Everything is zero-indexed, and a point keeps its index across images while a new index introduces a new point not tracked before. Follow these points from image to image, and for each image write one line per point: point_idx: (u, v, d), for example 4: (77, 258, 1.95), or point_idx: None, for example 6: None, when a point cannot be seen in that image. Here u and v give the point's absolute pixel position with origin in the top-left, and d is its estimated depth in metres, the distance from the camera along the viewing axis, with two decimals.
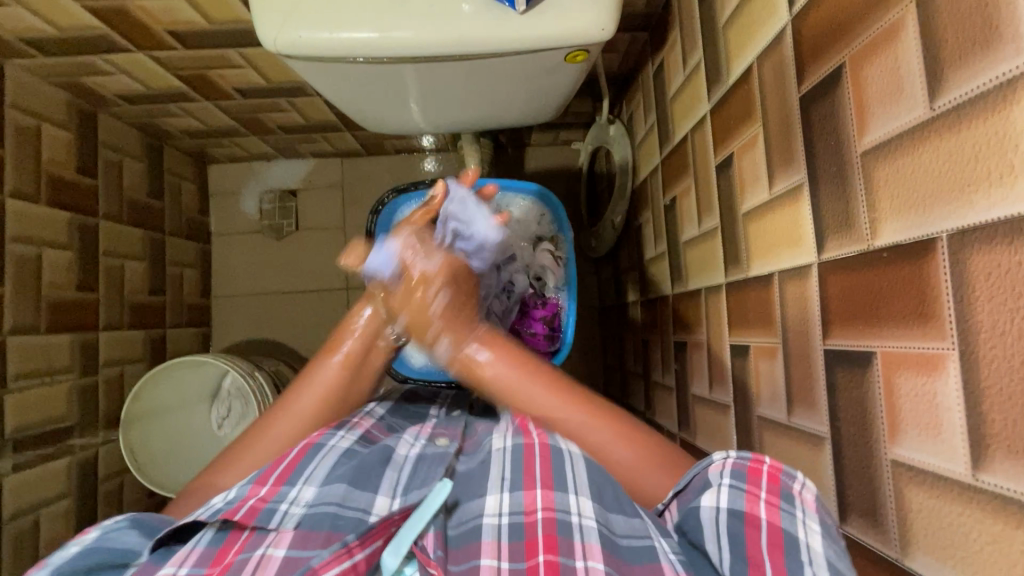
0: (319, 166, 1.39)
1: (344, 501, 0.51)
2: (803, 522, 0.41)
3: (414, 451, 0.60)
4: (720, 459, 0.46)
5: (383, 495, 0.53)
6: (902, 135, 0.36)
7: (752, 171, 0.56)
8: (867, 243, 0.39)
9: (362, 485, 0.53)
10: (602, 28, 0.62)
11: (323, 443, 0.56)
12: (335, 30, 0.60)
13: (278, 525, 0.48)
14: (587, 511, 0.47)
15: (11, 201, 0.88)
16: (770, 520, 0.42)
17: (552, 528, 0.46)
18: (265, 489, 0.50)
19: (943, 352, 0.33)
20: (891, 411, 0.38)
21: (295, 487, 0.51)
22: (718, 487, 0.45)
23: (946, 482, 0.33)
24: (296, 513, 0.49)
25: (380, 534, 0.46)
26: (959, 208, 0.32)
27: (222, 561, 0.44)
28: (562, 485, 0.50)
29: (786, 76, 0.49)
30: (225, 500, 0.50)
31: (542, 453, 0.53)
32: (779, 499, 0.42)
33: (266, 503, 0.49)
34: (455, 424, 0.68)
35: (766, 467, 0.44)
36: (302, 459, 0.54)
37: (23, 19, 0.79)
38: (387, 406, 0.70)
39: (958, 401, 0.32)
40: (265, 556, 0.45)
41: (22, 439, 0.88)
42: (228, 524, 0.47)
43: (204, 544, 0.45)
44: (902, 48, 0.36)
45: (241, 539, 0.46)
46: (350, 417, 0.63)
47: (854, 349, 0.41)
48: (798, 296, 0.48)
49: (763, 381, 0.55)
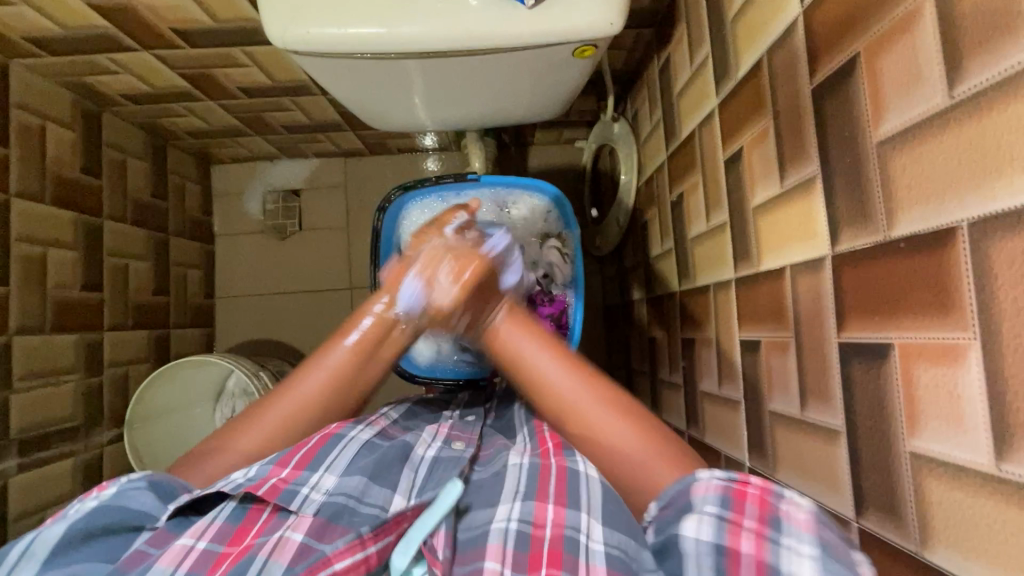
0: (322, 166, 1.39)
1: (362, 497, 0.50)
2: (792, 555, 0.38)
3: (429, 453, 0.58)
4: (704, 480, 0.44)
5: (400, 494, 0.52)
6: (921, 123, 0.36)
7: (763, 165, 0.56)
8: (884, 235, 0.39)
9: (381, 480, 0.53)
10: (611, 22, 0.62)
11: (344, 434, 0.56)
12: (343, 26, 0.60)
13: (300, 507, 0.48)
14: (596, 535, 0.45)
15: (16, 201, 0.88)
16: (755, 554, 0.39)
17: (559, 545, 0.44)
18: (286, 471, 0.51)
19: (965, 341, 0.33)
20: (909, 402, 0.38)
21: (316, 473, 0.51)
22: (702, 514, 0.42)
23: (968, 473, 0.33)
24: (317, 499, 0.49)
25: (393, 529, 0.46)
26: (979, 196, 0.32)
27: (240, 542, 0.45)
28: (574, 503, 0.48)
29: (798, 69, 0.49)
30: (247, 475, 0.50)
31: (558, 471, 0.52)
32: (766, 528, 0.40)
33: (288, 484, 0.50)
34: (470, 427, 0.66)
35: (752, 490, 0.43)
36: (323, 448, 0.54)
37: (29, 19, 0.79)
38: (402, 410, 0.70)
39: (981, 392, 0.32)
40: (283, 538, 0.45)
41: (27, 439, 0.88)
42: (250, 498, 0.49)
43: (223, 519, 0.47)
44: (919, 37, 0.36)
45: (261, 519, 0.48)
46: (366, 416, 0.63)
47: (871, 341, 0.41)
48: (811, 289, 0.48)
49: (775, 375, 0.55)
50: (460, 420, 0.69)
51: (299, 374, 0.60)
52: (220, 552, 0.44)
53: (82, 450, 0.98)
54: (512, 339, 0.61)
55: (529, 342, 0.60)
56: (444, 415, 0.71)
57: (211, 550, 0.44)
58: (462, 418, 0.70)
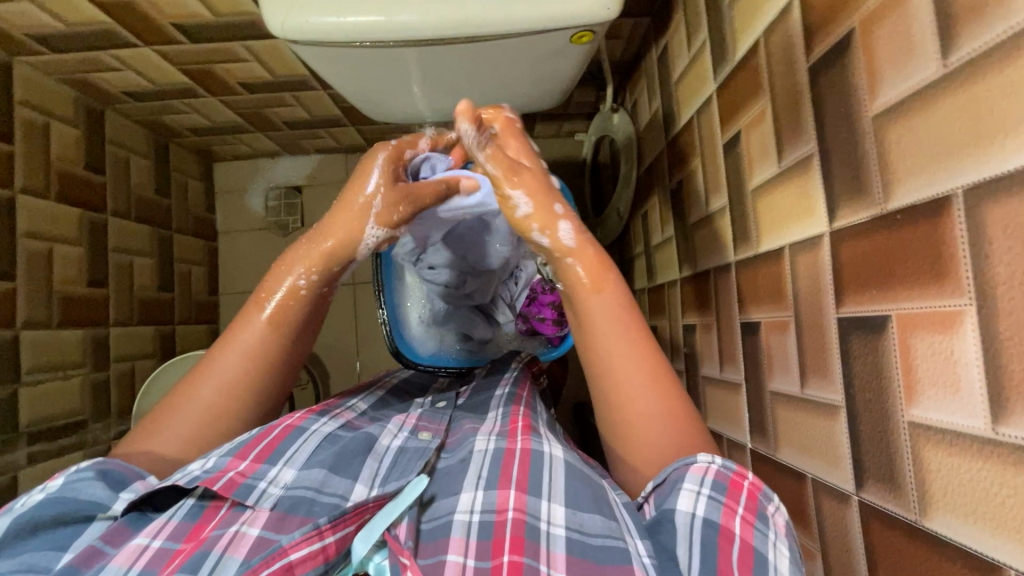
0: (323, 162, 1.40)
1: (322, 488, 0.50)
2: (774, 544, 0.42)
3: (396, 442, 0.57)
4: (704, 463, 0.46)
5: (361, 484, 0.51)
6: (914, 93, 0.36)
7: (760, 147, 0.56)
8: (880, 208, 0.39)
9: (342, 471, 0.52)
10: (608, 7, 0.62)
11: (306, 428, 0.55)
12: (342, 15, 0.61)
13: (256, 502, 0.47)
14: (557, 518, 0.47)
15: (22, 197, 0.89)
16: (744, 537, 0.42)
17: (519, 530, 0.46)
18: (245, 463, 0.49)
19: (959, 308, 0.33)
20: (906, 372, 0.38)
21: (275, 466, 0.50)
22: (697, 493, 0.44)
23: (966, 439, 0.33)
24: (275, 493, 0.48)
25: (354, 520, 0.46)
26: (972, 161, 0.32)
27: (197, 536, 0.45)
28: (537, 490, 0.49)
29: (794, 47, 0.49)
30: (203, 468, 0.48)
31: (522, 457, 0.52)
32: (755, 517, 0.43)
33: (246, 478, 0.49)
34: (438, 414, 0.66)
35: (747, 482, 0.45)
36: (286, 440, 0.53)
37: (32, 16, 0.80)
38: (370, 402, 0.68)
39: (977, 357, 0.32)
40: (239, 533, 0.45)
41: (37, 433, 0.89)
42: (207, 495, 0.48)
43: (179, 517, 0.46)
44: (912, 7, 0.36)
45: (217, 516, 0.47)
46: (329, 408, 0.62)
47: (869, 314, 0.41)
48: (810, 267, 0.48)
49: (775, 355, 0.55)
50: (430, 408, 0.68)
51: (212, 354, 0.56)
52: (175, 549, 0.43)
53: (89, 444, 0.99)
54: (599, 312, 0.55)
55: (615, 324, 0.55)
56: (415, 404, 0.70)
57: (166, 548, 0.43)
58: (433, 405, 0.69)
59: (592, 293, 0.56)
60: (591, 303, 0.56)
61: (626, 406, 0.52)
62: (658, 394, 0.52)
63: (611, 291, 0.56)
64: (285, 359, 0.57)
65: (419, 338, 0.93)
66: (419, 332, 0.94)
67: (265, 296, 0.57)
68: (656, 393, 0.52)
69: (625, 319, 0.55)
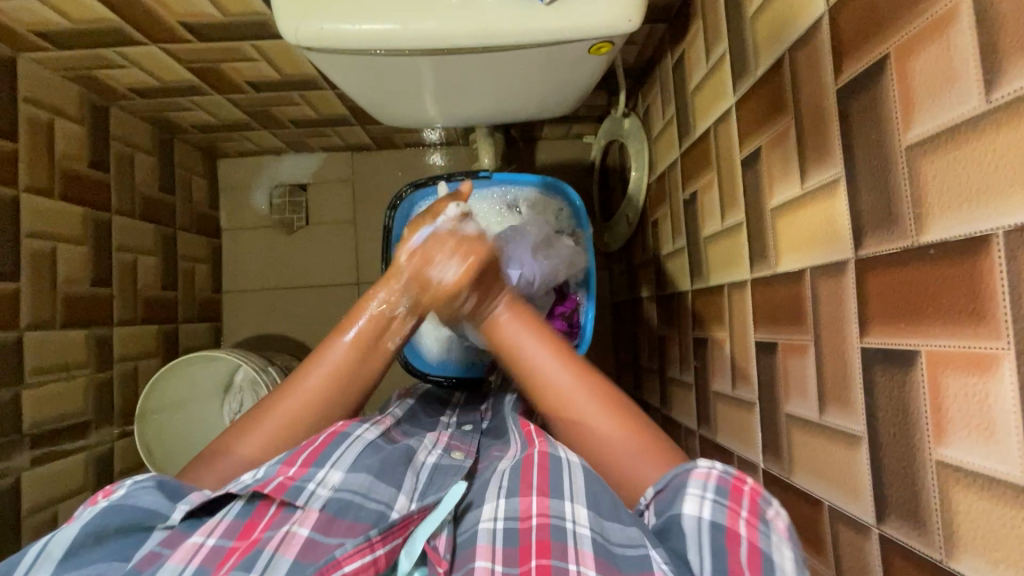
0: (329, 160, 1.38)
1: (368, 493, 0.49)
2: (778, 547, 0.41)
3: (431, 458, 0.57)
4: (704, 469, 0.45)
5: (404, 494, 0.51)
6: (957, 127, 0.35)
7: (782, 165, 0.55)
8: (912, 240, 0.39)
9: (387, 477, 0.51)
10: (630, 19, 0.61)
11: (349, 433, 0.54)
12: (357, 22, 0.59)
13: (306, 503, 0.46)
14: (582, 519, 0.45)
15: (26, 196, 0.88)
16: (750, 539, 0.42)
17: (545, 533, 0.45)
18: (293, 469, 0.48)
19: (997, 352, 0.33)
20: (936, 410, 0.37)
21: (322, 469, 0.49)
22: (701, 497, 0.44)
23: (1000, 485, 0.33)
24: (324, 495, 0.47)
25: (402, 531, 0.46)
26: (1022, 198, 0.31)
27: (249, 537, 0.44)
28: (559, 491, 0.48)
29: (821, 68, 0.48)
30: (253, 476, 0.48)
31: (541, 461, 0.50)
32: (757, 519, 0.42)
33: (295, 481, 0.48)
34: (468, 436, 0.64)
35: (747, 487, 0.44)
36: (330, 444, 0.52)
37: (39, 13, 0.78)
38: (404, 410, 0.68)
39: (1014, 402, 0.32)
40: (289, 533, 0.44)
41: (41, 433, 0.88)
42: (258, 495, 0.47)
43: (231, 517, 0.46)
44: (954, 39, 0.35)
45: (268, 513, 0.47)
46: (371, 415, 0.61)
47: (897, 347, 0.40)
48: (832, 293, 0.47)
49: (792, 379, 0.54)
50: (458, 429, 0.67)
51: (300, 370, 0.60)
52: (228, 547, 0.44)
53: (93, 444, 0.98)
54: (511, 331, 0.62)
55: (535, 343, 0.61)
56: (441, 422, 0.69)
57: (219, 547, 0.43)
58: (460, 427, 0.68)
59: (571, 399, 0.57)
60: (503, 325, 0.63)
61: (563, 407, 0.57)
62: (583, 389, 0.57)
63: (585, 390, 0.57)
64: (351, 379, 0.61)
65: (427, 344, 0.95)
66: (427, 339, 0.94)
67: (347, 324, 0.63)
68: (581, 394, 0.57)
69: (539, 332, 0.62)
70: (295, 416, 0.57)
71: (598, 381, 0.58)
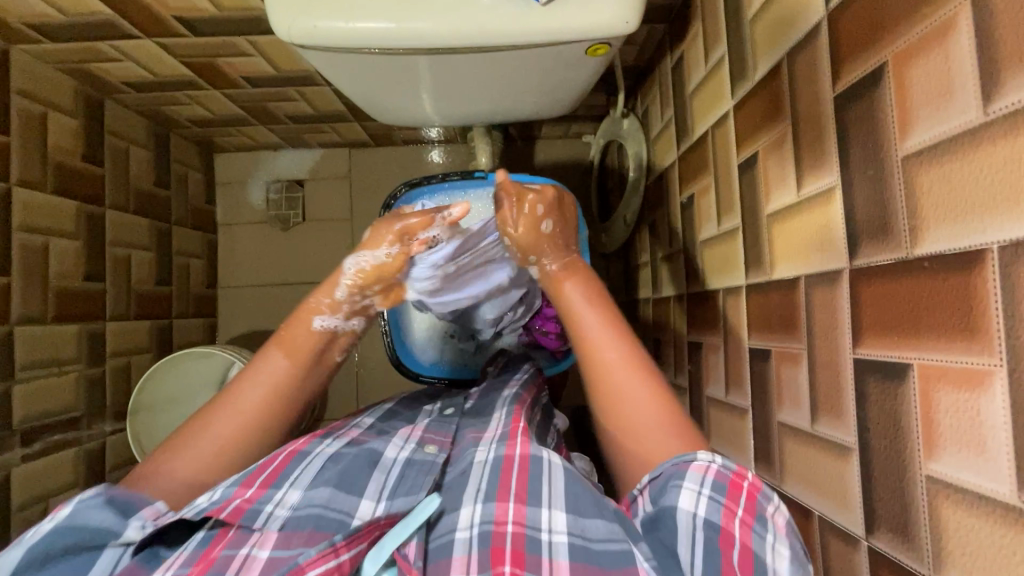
0: (326, 156, 1.37)
1: (328, 504, 0.49)
2: (772, 546, 0.41)
3: (402, 454, 0.55)
4: (703, 462, 0.44)
5: (369, 499, 0.50)
6: (952, 139, 0.35)
7: (779, 171, 0.55)
8: (906, 252, 0.38)
9: (348, 488, 0.51)
10: (627, 21, 0.60)
11: (308, 451, 0.54)
12: (351, 20, 0.59)
13: (264, 525, 0.46)
14: (558, 525, 0.46)
15: (18, 190, 0.87)
16: (743, 539, 0.41)
17: (520, 543, 0.44)
18: (251, 490, 0.48)
19: (990, 369, 0.32)
20: (927, 425, 0.37)
21: (280, 489, 0.49)
22: (698, 493, 0.43)
23: (989, 503, 0.33)
24: (282, 514, 0.47)
25: (367, 537, 0.45)
26: (1020, 215, 0.30)
27: (207, 559, 0.43)
28: (537, 499, 0.47)
29: (820, 74, 0.48)
30: (210, 499, 0.47)
31: (520, 465, 0.50)
32: (753, 519, 0.42)
33: (253, 503, 0.48)
34: (445, 424, 0.63)
35: (746, 483, 0.43)
36: (289, 463, 0.52)
37: (31, 5, 0.78)
38: (377, 415, 0.67)
39: (1005, 421, 0.32)
40: (249, 556, 0.44)
41: (32, 429, 0.88)
42: (218, 522, 0.47)
43: (191, 548, 0.45)
44: (953, 48, 0.34)
45: (226, 540, 0.45)
46: (335, 430, 0.61)
47: (889, 360, 0.40)
48: (826, 302, 0.47)
49: (785, 387, 0.54)
50: (438, 415, 0.66)
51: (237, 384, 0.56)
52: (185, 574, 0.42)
53: (84, 440, 0.98)
54: (575, 299, 0.60)
55: (589, 310, 0.59)
56: (422, 412, 0.68)
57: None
58: (441, 412, 0.67)
59: (605, 367, 0.55)
60: (568, 293, 0.61)
61: (606, 378, 0.55)
62: (634, 363, 0.55)
63: (625, 365, 0.54)
64: (316, 362, 0.60)
65: (418, 346, 0.94)
66: (419, 342, 0.94)
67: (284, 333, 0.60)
68: (636, 373, 0.54)
69: (601, 306, 0.59)
70: (266, 399, 0.56)
71: (648, 364, 0.55)
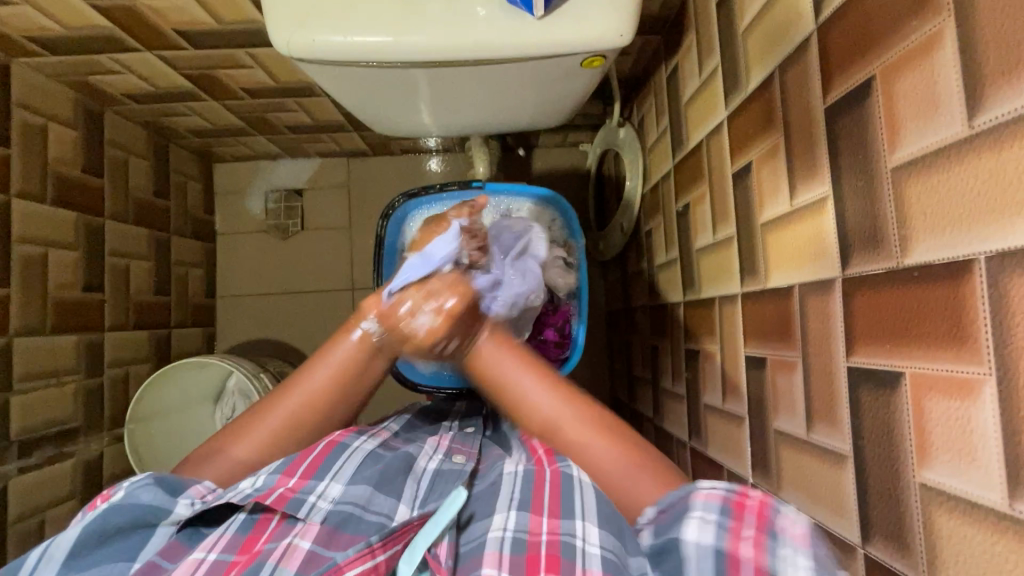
0: (324, 166, 1.38)
1: (367, 505, 0.50)
2: (791, 559, 0.39)
3: (431, 464, 0.57)
4: (704, 489, 0.44)
5: (404, 504, 0.51)
6: (938, 151, 0.35)
7: (772, 181, 0.55)
8: (896, 261, 0.39)
9: (386, 489, 0.52)
10: (621, 35, 0.61)
11: (347, 444, 0.55)
12: (349, 34, 0.60)
13: (307, 516, 0.48)
14: (592, 538, 0.45)
15: (17, 202, 0.87)
16: (754, 559, 0.40)
17: (554, 549, 0.45)
18: (293, 480, 0.50)
19: (979, 377, 0.33)
20: (919, 433, 0.37)
21: (324, 481, 0.51)
22: (703, 520, 0.42)
23: (981, 511, 0.33)
24: (324, 507, 0.49)
25: (401, 538, 0.47)
26: (1016, 224, 0.30)
27: (251, 550, 0.45)
28: (570, 511, 0.48)
29: (810, 86, 0.49)
30: (253, 485, 0.49)
31: (553, 479, 0.51)
32: (765, 537, 0.40)
33: (296, 493, 0.49)
34: (470, 439, 0.65)
35: (751, 502, 0.43)
36: (331, 454, 0.53)
37: (32, 19, 0.78)
38: (403, 422, 0.68)
39: (994, 430, 0.32)
40: (291, 546, 0.45)
41: (30, 440, 0.88)
42: (258, 508, 0.49)
43: (233, 531, 0.47)
44: (939, 63, 0.35)
45: (270, 527, 0.48)
46: (367, 427, 0.61)
47: (882, 369, 0.40)
48: (820, 311, 0.47)
49: (780, 396, 0.54)
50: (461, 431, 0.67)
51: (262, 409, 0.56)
52: (230, 561, 0.44)
53: (82, 450, 0.97)
54: (494, 364, 0.59)
55: (515, 366, 0.58)
56: (443, 427, 0.68)
57: (222, 561, 0.44)
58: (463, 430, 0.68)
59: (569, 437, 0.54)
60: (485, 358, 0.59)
61: (577, 442, 0.54)
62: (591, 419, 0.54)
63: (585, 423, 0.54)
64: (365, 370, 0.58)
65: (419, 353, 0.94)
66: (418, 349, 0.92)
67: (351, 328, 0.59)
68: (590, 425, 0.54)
69: (521, 363, 0.58)
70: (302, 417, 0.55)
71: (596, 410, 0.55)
